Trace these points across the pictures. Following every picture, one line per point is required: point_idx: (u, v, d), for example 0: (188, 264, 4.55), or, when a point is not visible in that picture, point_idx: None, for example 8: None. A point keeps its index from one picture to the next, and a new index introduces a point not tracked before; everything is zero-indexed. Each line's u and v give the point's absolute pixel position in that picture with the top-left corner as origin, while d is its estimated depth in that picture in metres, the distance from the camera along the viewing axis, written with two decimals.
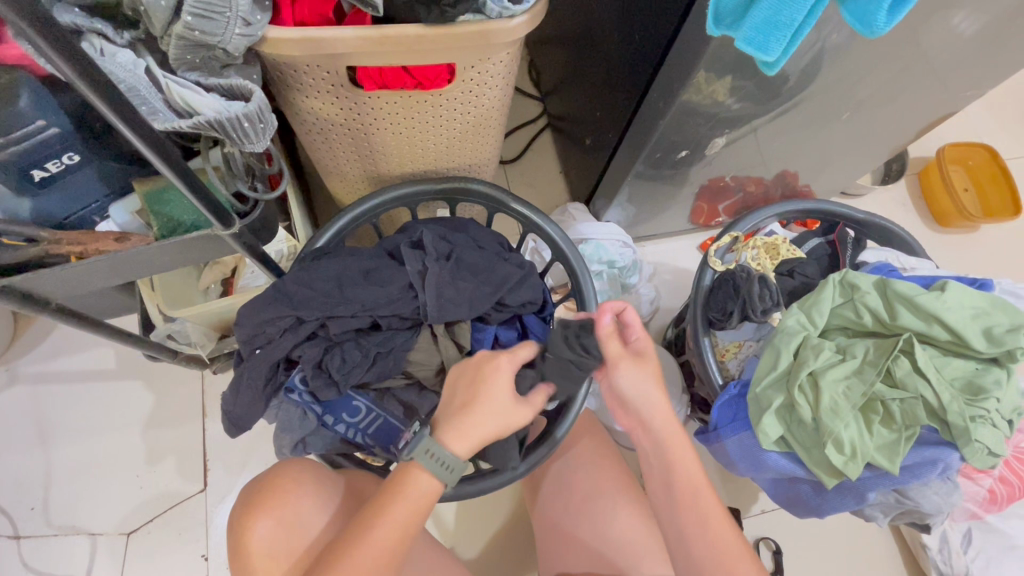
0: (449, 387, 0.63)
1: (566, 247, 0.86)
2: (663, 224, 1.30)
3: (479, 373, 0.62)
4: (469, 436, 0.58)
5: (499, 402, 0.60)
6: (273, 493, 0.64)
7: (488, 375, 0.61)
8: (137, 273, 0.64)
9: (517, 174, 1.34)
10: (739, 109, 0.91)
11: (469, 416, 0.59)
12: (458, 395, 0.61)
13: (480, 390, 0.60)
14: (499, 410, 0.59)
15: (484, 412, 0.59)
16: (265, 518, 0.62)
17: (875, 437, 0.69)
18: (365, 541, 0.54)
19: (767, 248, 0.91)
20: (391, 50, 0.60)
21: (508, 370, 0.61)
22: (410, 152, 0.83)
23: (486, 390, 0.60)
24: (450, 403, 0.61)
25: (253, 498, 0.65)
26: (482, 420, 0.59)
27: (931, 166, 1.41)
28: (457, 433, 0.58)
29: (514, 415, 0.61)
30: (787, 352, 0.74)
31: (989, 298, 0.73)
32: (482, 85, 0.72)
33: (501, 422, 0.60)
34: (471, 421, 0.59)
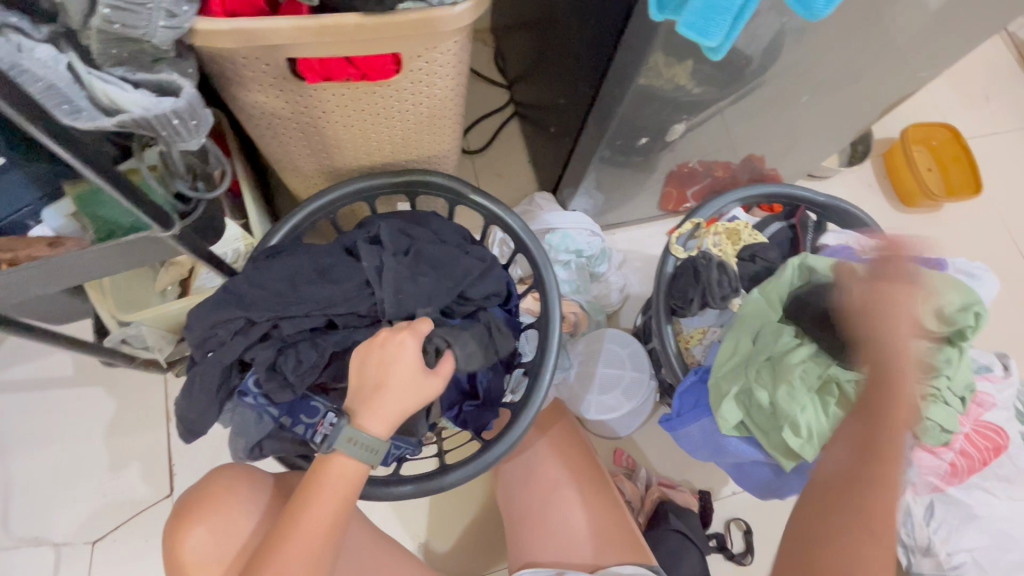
0: (355, 367, 0.61)
1: (528, 239, 0.85)
2: (632, 211, 1.30)
3: (382, 353, 0.61)
4: (389, 416, 0.60)
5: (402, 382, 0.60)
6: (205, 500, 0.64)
7: (390, 352, 0.61)
8: (72, 280, 0.61)
9: (486, 163, 1.33)
10: (699, 93, 0.90)
11: (381, 397, 0.60)
12: (367, 378, 0.61)
13: (387, 371, 0.60)
14: (406, 389, 0.60)
15: (397, 388, 0.60)
16: (197, 527, 0.62)
17: (830, 419, 0.70)
18: (297, 533, 0.56)
19: (728, 233, 0.90)
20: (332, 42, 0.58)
21: (410, 346, 0.61)
22: (365, 145, 0.81)
23: (392, 369, 0.60)
24: (361, 387, 0.61)
25: (183, 510, 0.64)
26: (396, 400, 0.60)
27: (895, 147, 1.43)
28: (372, 415, 0.59)
29: (424, 388, 0.62)
30: (745, 337, 0.76)
31: (942, 277, 0.74)
32: (431, 75, 0.70)
33: (408, 400, 0.61)
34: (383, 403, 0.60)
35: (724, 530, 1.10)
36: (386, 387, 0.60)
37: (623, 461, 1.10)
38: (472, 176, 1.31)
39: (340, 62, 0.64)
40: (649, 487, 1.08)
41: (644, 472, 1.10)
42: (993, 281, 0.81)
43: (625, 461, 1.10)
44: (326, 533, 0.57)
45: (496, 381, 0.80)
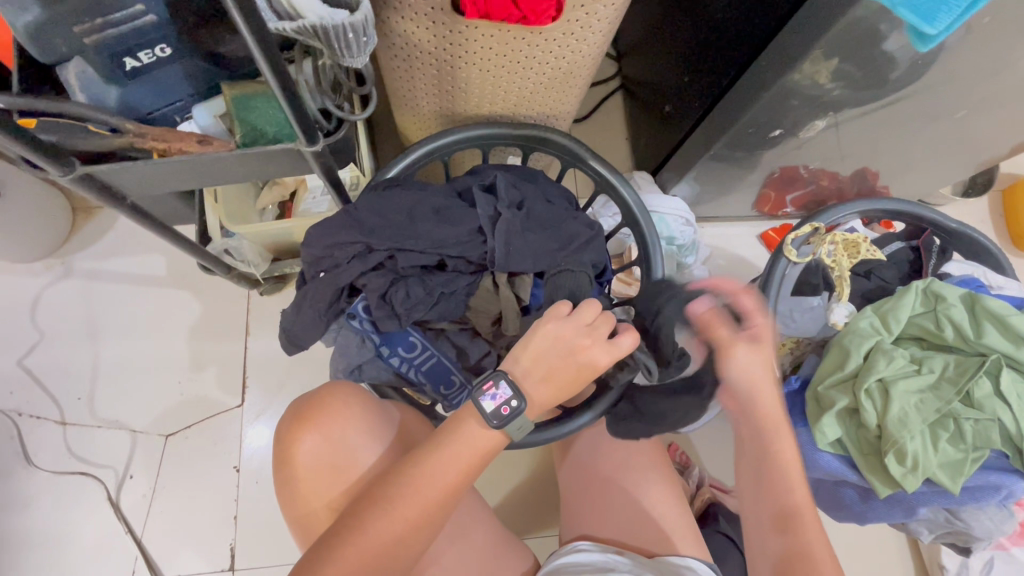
0: (536, 343, 0.61)
1: (639, 214, 0.82)
2: (725, 208, 1.26)
3: (571, 345, 0.61)
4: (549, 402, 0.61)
5: (574, 381, 0.61)
6: (325, 410, 0.64)
7: (582, 353, 0.61)
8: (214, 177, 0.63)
9: (582, 135, 1.29)
10: (842, 94, 0.85)
11: (548, 383, 0.60)
12: (545, 359, 0.61)
13: (570, 366, 0.61)
14: (574, 385, 0.61)
15: (571, 387, 0.61)
16: (313, 434, 0.63)
17: (939, 453, 0.66)
18: (425, 481, 0.57)
19: (846, 244, 0.83)
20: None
21: (606, 360, 0.61)
22: (492, 94, 0.79)
23: (577, 368, 0.61)
24: (533, 362, 0.61)
25: (299, 414, 0.64)
26: (558, 388, 0.61)
27: (1019, 184, 1.33)
28: (540, 398, 0.61)
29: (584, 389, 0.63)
30: (858, 353, 0.71)
31: None
32: (584, 28, 0.68)
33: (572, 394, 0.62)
34: (548, 386, 0.61)
35: None
36: (561, 377, 0.61)
37: (677, 456, 1.09)
38: None
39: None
40: (701, 487, 1.06)
41: (698, 471, 1.08)
42: None
43: (680, 457, 1.10)
44: (447, 492, 0.57)
45: None
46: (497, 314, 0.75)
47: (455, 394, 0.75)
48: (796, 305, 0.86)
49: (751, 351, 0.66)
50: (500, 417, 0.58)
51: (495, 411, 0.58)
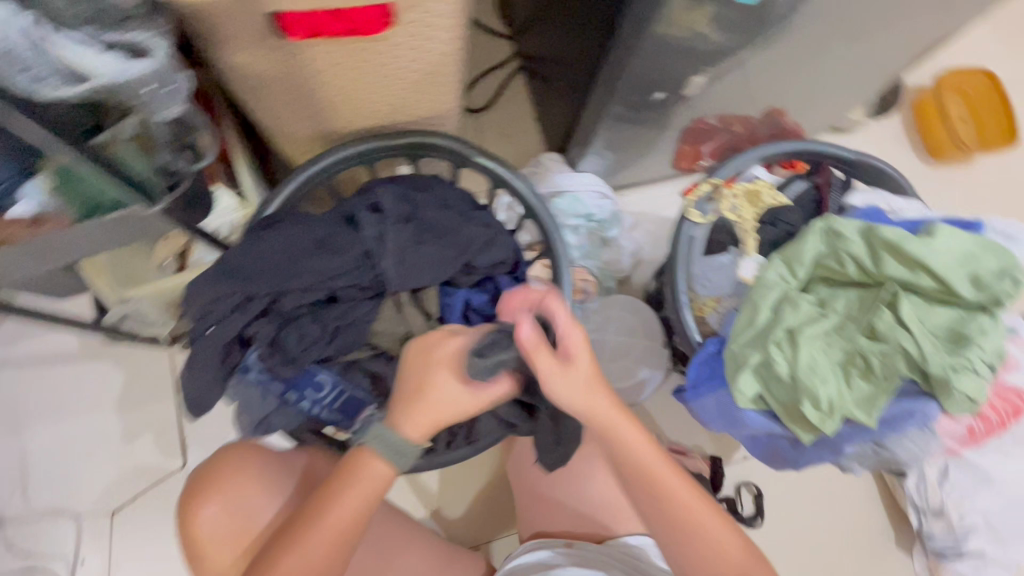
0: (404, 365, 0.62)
1: (536, 203, 0.81)
2: (644, 171, 1.24)
3: (430, 355, 0.61)
4: (428, 418, 0.60)
5: (445, 394, 0.60)
6: (229, 469, 0.68)
7: (436, 356, 0.61)
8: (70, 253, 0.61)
9: (490, 122, 1.26)
10: (720, 42, 0.83)
11: (418, 403, 0.60)
12: (411, 379, 0.61)
13: (430, 375, 0.60)
14: (450, 396, 0.60)
15: (437, 395, 0.60)
16: (209, 503, 0.67)
17: (853, 391, 0.66)
18: (320, 528, 0.58)
19: (748, 196, 0.84)
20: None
21: (461, 353, 0.61)
22: (359, 108, 0.76)
23: (436, 374, 0.60)
24: (405, 385, 0.61)
25: (197, 483, 0.68)
26: (435, 405, 0.60)
27: (928, 95, 1.34)
28: (411, 416, 0.59)
29: (470, 400, 0.61)
30: (765, 307, 0.71)
31: (979, 241, 0.70)
32: (428, 30, 0.64)
33: (457, 405, 0.60)
34: (421, 405, 0.60)
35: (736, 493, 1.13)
36: (434, 393, 0.60)
37: None
38: (476, 137, 1.25)
39: (323, 18, 0.58)
40: (661, 454, 1.07)
41: (656, 438, 1.09)
42: None
43: (637, 428, 1.10)
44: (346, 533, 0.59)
45: None
46: (406, 332, 0.75)
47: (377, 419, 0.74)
48: (710, 265, 0.84)
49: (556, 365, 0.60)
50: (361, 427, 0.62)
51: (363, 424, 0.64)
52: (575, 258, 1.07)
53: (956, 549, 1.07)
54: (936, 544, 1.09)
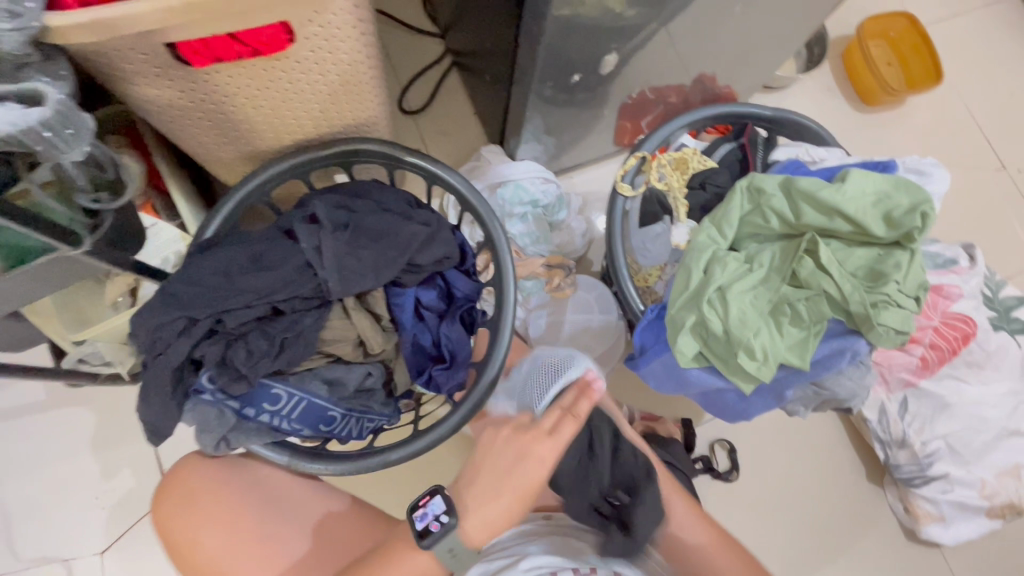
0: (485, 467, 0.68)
1: (471, 195, 0.83)
2: (588, 151, 1.27)
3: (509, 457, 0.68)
4: (486, 526, 0.67)
5: (518, 480, 0.67)
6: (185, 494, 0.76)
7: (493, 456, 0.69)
8: (9, 303, 0.61)
9: (430, 122, 1.27)
10: (634, 16, 0.85)
11: (495, 502, 0.67)
12: (482, 476, 0.68)
13: (506, 476, 0.67)
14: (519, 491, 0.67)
15: (500, 499, 0.67)
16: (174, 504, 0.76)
17: (785, 337, 0.69)
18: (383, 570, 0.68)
19: (675, 164, 0.87)
20: (185, 20, 0.53)
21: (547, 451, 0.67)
22: (282, 124, 0.77)
23: (510, 476, 0.67)
24: (476, 477, 0.68)
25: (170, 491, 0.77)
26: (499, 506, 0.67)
27: (853, 45, 1.38)
28: (479, 524, 0.67)
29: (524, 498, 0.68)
30: (697, 269, 0.74)
31: (890, 181, 0.74)
32: (330, 41, 0.65)
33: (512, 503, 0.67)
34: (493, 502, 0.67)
35: (710, 452, 1.18)
36: (506, 487, 0.67)
37: None
38: (417, 137, 1.26)
39: (223, 40, 0.60)
40: (633, 423, 1.10)
41: (627, 409, 1.12)
42: (944, 176, 0.79)
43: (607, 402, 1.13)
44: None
45: (461, 341, 0.85)
46: (358, 338, 0.76)
47: (339, 426, 0.76)
48: (646, 235, 0.88)
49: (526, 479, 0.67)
50: (429, 534, 0.66)
51: (426, 525, 0.66)
52: (524, 246, 1.09)
53: (922, 475, 1.12)
54: (903, 474, 1.14)
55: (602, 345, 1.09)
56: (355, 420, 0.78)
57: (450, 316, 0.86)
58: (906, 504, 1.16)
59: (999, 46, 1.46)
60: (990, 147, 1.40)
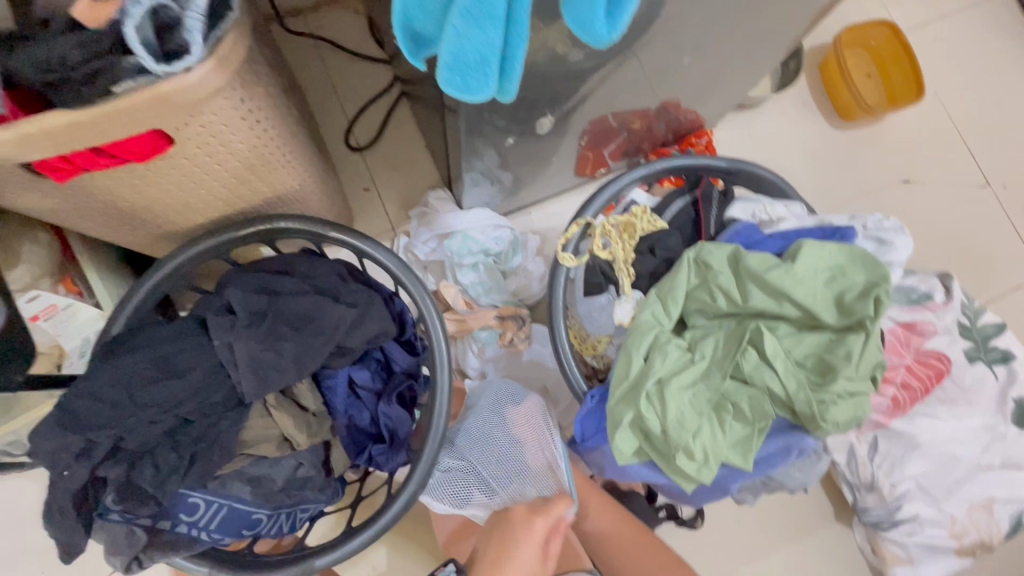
0: (488, 549, 0.74)
1: (400, 272, 0.80)
2: (547, 184, 1.20)
3: (512, 533, 0.74)
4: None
5: (523, 547, 0.73)
6: None
7: (520, 538, 0.73)
8: None
9: (380, 157, 1.20)
10: (572, 64, 0.78)
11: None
12: (491, 557, 0.73)
13: (510, 552, 0.72)
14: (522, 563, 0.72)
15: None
16: None
17: (727, 434, 0.65)
18: None
19: (621, 228, 0.80)
20: (47, 148, 0.50)
21: (545, 528, 0.74)
22: (189, 209, 0.72)
23: (516, 553, 0.72)
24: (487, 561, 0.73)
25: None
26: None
27: (829, 57, 1.29)
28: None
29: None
30: (637, 357, 0.69)
31: (843, 254, 0.68)
32: (219, 136, 0.60)
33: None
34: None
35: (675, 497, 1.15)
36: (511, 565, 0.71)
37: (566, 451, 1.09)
38: (366, 174, 1.19)
39: (86, 153, 0.54)
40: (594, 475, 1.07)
41: None
42: (906, 243, 0.75)
43: None
44: None
45: (402, 417, 0.81)
46: (281, 435, 0.72)
47: (267, 526, 0.73)
48: (592, 304, 0.83)
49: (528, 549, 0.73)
50: None
51: None
52: (475, 297, 1.04)
53: (891, 519, 1.09)
54: (871, 517, 1.11)
55: (560, 397, 1.04)
56: (284, 516, 0.74)
57: (388, 395, 0.81)
58: (874, 545, 1.14)
59: (987, 51, 1.37)
60: (974, 162, 1.33)
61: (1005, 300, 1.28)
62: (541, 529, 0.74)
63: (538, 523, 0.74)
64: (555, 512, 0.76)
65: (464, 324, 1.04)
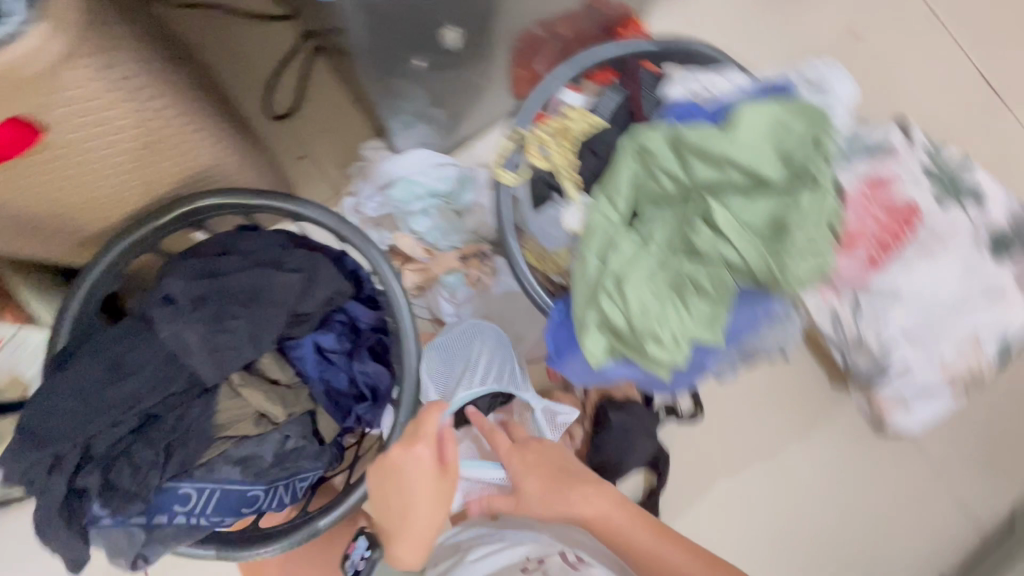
0: (379, 493, 0.68)
1: (339, 226, 0.77)
2: (485, 113, 1.14)
3: (394, 470, 0.66)
4: (416, 544, 0.67)
5: (406, 481, 0.65)
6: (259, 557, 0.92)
7: (401, 476, 0.65)
8: None
9: (306, 121, 1.13)
10: None
11: (406, 519, 0.66)
12: (387, 499, 0.67)
13: (398, 488, 0.66)
14: (413, 499, 0.65)
15: (408, 515, 0.66)
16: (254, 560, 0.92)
17: (695, 314, 0.64)
18: None
19: (557, 134, 0.77)
20: None
21: (425, 455, 0.65)
22: (102, 203, 0.68)
23: (402, 488, 0.65)
24: (386, 506, 0.67)
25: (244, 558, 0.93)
26: (417, 519, 0.66)
27: None
28: (405, 545, 0.66)
29: (441, 499, 0.66)
30: (592, 258, 0.67)
31: (783, 109, 0.65)
32: (95, 111, 0.55)
33: (420, 513, 0.66)
34: (403, 519, 0.66)
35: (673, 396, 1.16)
36: (407, 506, 0.66)
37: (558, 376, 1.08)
38: (296, 142, 1.13)
39: None
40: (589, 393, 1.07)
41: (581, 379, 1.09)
42: None
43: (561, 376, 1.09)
44: None
45: (380, 372, 0.80)
46: (257, 411, 0.71)
47: (266, 500, 0.72)
48: (545, 219, 0.79)
49: (421, 480, 0.65)
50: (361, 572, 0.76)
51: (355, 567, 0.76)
52: (434, 243, 1.02)
53: (882, 371, 1.11)
54: (862, 372, 1.13)
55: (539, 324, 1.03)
56: (281, 491, 0.73)
57: (359, 352, 0.80)
58: (871, 401, 1.15)
59: None
60: None
61: (985, 131, 1.20)
62: (418, 457, 0.65)
63: (414, 459, 0.65)
64: (430, 432, 0.66)
65: (428, 271, 1.02)
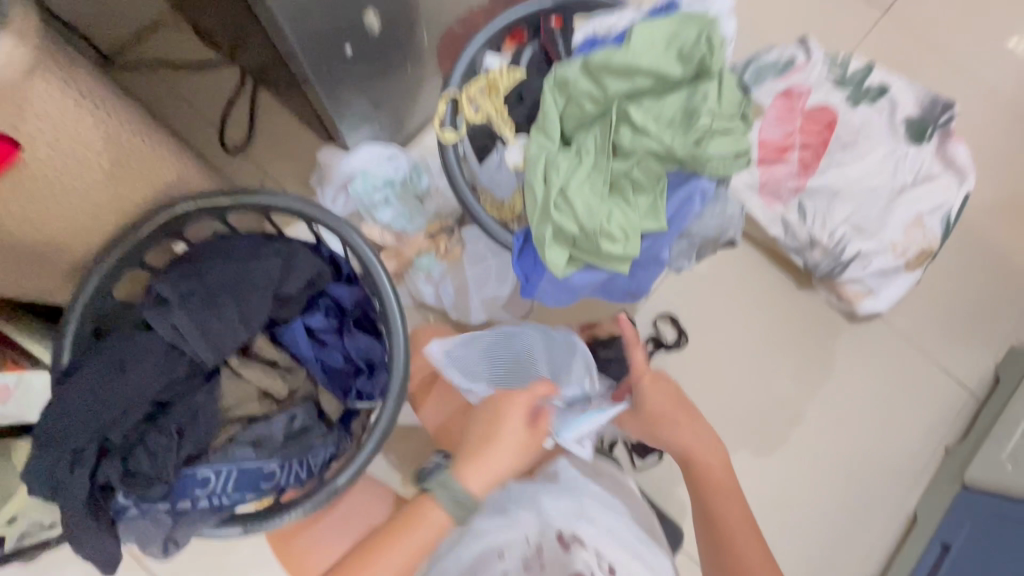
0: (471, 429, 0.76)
1: (305, 207, 0.80)
2: (427, 108, 1.23)
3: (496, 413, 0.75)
4: (485, 474, 0.71)
5: (508, 425, 0.73)
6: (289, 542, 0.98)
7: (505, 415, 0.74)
8: None
9: (263, 149, 1.21)
10: None
11: (489, 450, 0.72)
12: (478, 432, 0.74)
13: (496, 427, 0.73)
14: (505, 438, 0.73)
15: (498, 450, 0.72)
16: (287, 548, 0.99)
17: (635, 208, 0.72)
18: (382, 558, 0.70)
19: (487, 88, 0.84)
20: None
21: (528, 401, 0.75)
22: (85, 227, 0.74)
23: (501, 426, 0.73)
24: (472, 440, 0.74)
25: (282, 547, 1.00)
26: (498, 455, 0.72)
27: None
28: (478, 471, 0.71)
29: (526, 448, 0.73)
30: (536, 181, 0.73)
31: (673, 19, 0.74)
32: (63, 128, 0.62)
33: (508, 455, 0.72)
34: (490, 452, 0.72)
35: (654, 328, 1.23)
36: (495, 442, 0.73)
37: None
38: (257, 170, 1.21)
39: None
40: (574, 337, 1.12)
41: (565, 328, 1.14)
42: None
43: None
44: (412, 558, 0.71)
45: (371, 344, 0.84)
46: (260, 390, 0.77)
47: (283, 476, 0.75)
48: (490, 168, 0.88)
49: (521, 428, 0.74)
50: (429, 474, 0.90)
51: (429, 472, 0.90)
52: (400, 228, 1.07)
53: (840, 263, 1.16)
54: (822, 270, 1.18)
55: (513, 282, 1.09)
56: (295, 466, 0.76)
57: (348, 326, 0.84)
58: (837, 291, 1.20)
59: None
60: None
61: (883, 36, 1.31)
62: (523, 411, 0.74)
63: (519, 408, 0.74)
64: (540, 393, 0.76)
65: (401, 255, 1.09)
